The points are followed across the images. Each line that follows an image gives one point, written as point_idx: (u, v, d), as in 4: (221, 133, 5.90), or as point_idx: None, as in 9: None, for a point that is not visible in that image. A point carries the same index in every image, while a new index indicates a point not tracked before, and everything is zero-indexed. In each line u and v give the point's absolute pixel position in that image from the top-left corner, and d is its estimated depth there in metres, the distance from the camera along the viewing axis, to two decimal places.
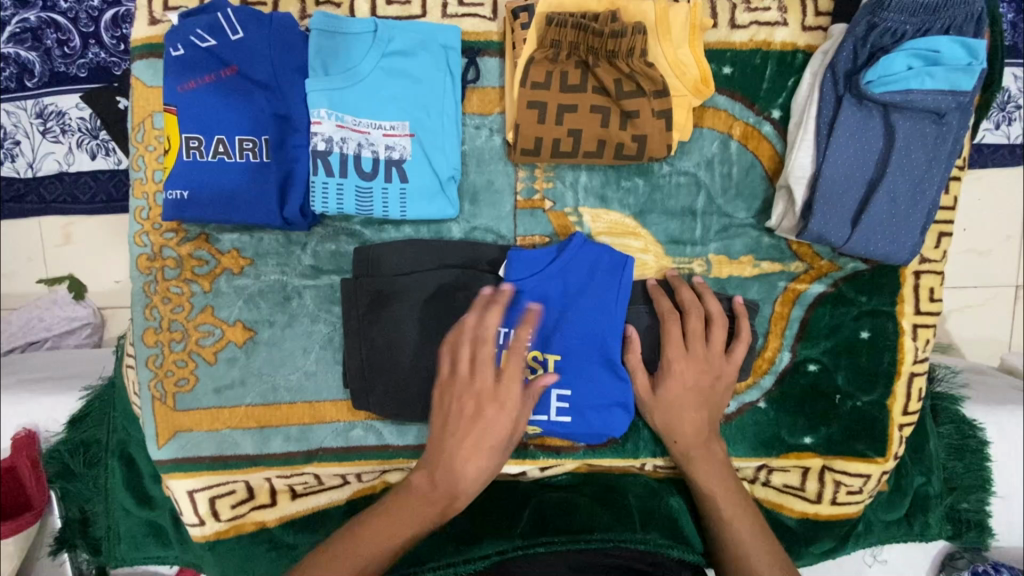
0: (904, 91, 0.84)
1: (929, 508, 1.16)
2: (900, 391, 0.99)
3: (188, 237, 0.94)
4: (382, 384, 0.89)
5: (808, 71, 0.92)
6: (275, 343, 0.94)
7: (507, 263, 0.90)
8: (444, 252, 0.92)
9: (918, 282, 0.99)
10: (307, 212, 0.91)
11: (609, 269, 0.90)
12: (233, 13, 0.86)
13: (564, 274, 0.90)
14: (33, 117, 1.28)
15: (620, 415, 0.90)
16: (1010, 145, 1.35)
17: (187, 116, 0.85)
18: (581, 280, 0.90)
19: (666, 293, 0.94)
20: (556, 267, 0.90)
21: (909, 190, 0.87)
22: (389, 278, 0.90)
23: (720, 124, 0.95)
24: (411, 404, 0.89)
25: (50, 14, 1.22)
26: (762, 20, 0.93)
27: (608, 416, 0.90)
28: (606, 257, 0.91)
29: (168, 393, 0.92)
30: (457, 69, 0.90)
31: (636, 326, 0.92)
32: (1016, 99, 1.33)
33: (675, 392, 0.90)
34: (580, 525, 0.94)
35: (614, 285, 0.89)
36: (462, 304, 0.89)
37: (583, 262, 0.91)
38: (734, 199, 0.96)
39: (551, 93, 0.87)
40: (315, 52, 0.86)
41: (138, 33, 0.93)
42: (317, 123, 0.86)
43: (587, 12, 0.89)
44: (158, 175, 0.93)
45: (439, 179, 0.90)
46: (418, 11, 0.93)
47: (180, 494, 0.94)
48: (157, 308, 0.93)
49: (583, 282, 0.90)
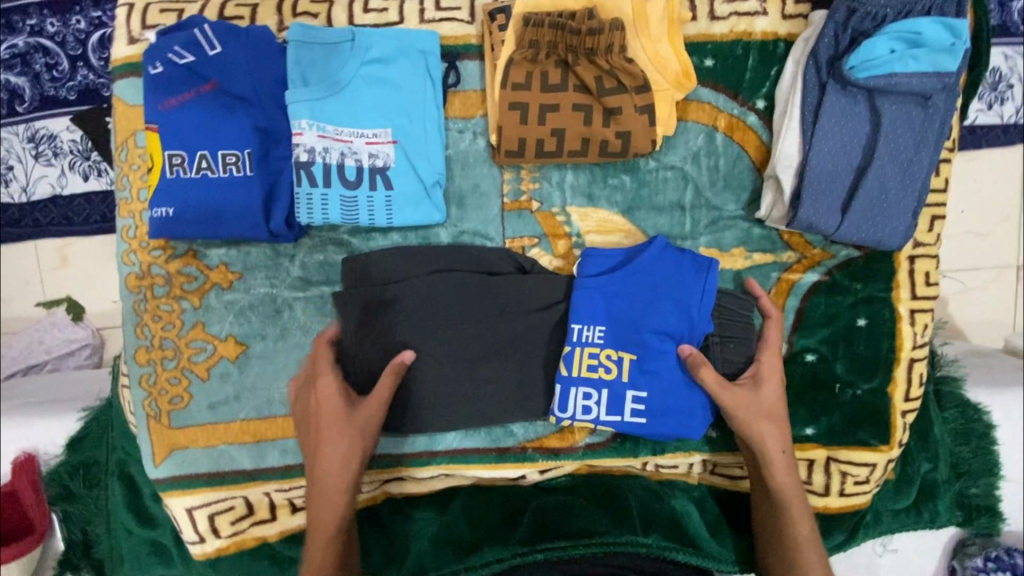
0: (887, 75, 0.84)
1: (937, 494, 1.16)
2: (901, 377, 0.98)
3: (176, 254, 0.93)
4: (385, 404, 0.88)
5: (790, 60, 0.90)
6: (267, 357, 0.93)
7: (582, 260, 0.91)
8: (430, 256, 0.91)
9: (913, 267, 0.97)
10: (293, 223, 0.91)
11: (692, 272, 0.90)
12: (211, 28, 0.85)
13: (645, 282, 0.90)
14: (25, 142, 1.28)
15: (700, 417, 0.91)
16: (1004, 125, 1.35)
17: (169, 134, 0.85)
18: (662, 283, 0.90)
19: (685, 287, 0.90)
20: (634, 269, 0.90)
21: (899, 173, 0.87)
22: (379, 287, 0.89)
23: (704, 117, 0.93)
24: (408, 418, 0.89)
25: (37, 39, 1.23)
26: (741, 10, 0.91)
27: (690, 419, 0.90)
28: (680, 269, 0.90)
29: (162, 411, 0.92)
30: (437, 74, 0.90)
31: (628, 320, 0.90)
32: (1008, 78, 1.33)
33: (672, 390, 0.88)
34: (580, 528, 0.94)
35: (698, 286, 0.89)
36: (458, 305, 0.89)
37: (658, 274, 0.90)
38: (722, 192, 0.95)
39: (532, 94, 0.87)
40: (294, 64, 0.86)
41: (119, 53, 0.93)
42: (298, 134, 0.86)
43: (563, 11, 0.88)
44: (143, 193, 0.93)
45: (424, 185, 0.90)
46: (395, 17, 0.92)
47: (179, 512, 0.93)
48: (147, 326, 0.93)
49: (664, 284, 0.90)
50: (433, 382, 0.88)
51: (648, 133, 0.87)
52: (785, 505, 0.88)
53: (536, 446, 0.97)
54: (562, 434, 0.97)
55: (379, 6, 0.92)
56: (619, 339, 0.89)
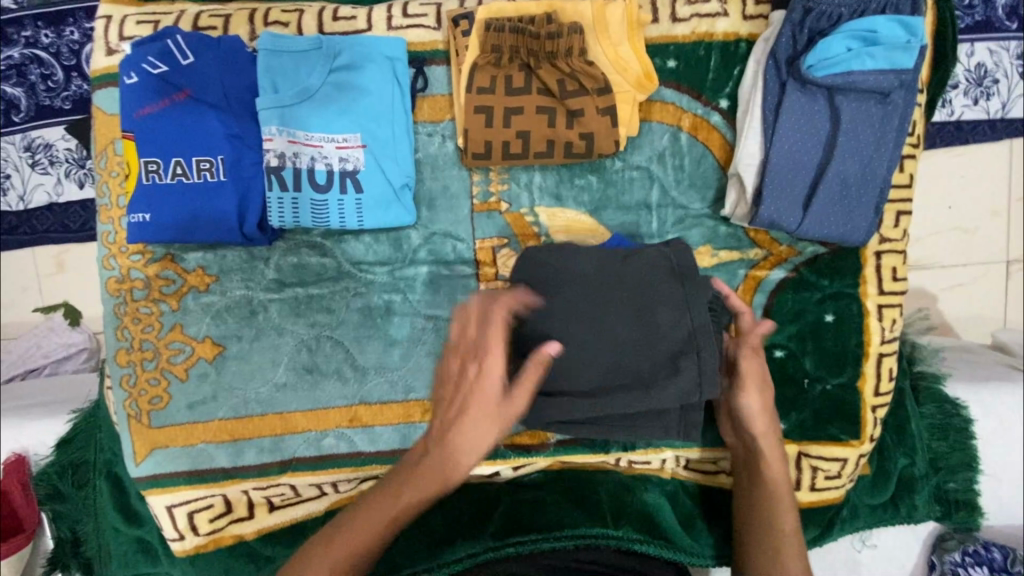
0: (845, 73, 0.85)
1: (914, 488, 1.16)
2: (870, 372, 0.99)
3: (154, 258, 0.96)
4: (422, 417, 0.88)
5: (751, 59, 0.92)
6: (243, 357, 0.96)
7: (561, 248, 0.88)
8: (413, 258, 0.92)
9: (880, 262, 0.98)
10: (266, 227, 0.93)
11: None
12: (183, 39, 0.88)
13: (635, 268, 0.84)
14: (21, 151, 1.32)
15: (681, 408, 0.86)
16: (991, 120, 1.35)
17: (144, 142, 0.88)
18: None
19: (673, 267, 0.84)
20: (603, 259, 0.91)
21: (859, 170, 0.88)
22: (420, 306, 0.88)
23: (669, 117, 0.95)
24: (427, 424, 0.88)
25: (32, 50, 1.26)
26: (702, 12, 0.93)
27: None
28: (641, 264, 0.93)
29: (142, 411, 0.95)
30: (405, 79, 0.92)
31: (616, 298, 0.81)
32: (994, 73, 1.32)
33: None
34: (548, 522, 0.96)
35: None
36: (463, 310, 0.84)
37: None
38: (688, 191, 0.96)
39: (496, 98, 0.89)
40: (264, 71, 0.88)
41: (98, 64, 0.96)
42: (269, 140, 0.88)
43: (525, 15, 0.90)
44: (122, 200, 0.96)
45: (394, 188, 0.92)
46: (364, 25, 0.94)
47: (159, 510, 0.96)
48: (128, 329, 0.95)
49: None
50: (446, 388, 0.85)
51: (612, 133, 0.89)
52: (771, 499, 0.89)
53: (508, 443, 0.98)
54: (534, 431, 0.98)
55: (349, 14, 0.95)
56: None
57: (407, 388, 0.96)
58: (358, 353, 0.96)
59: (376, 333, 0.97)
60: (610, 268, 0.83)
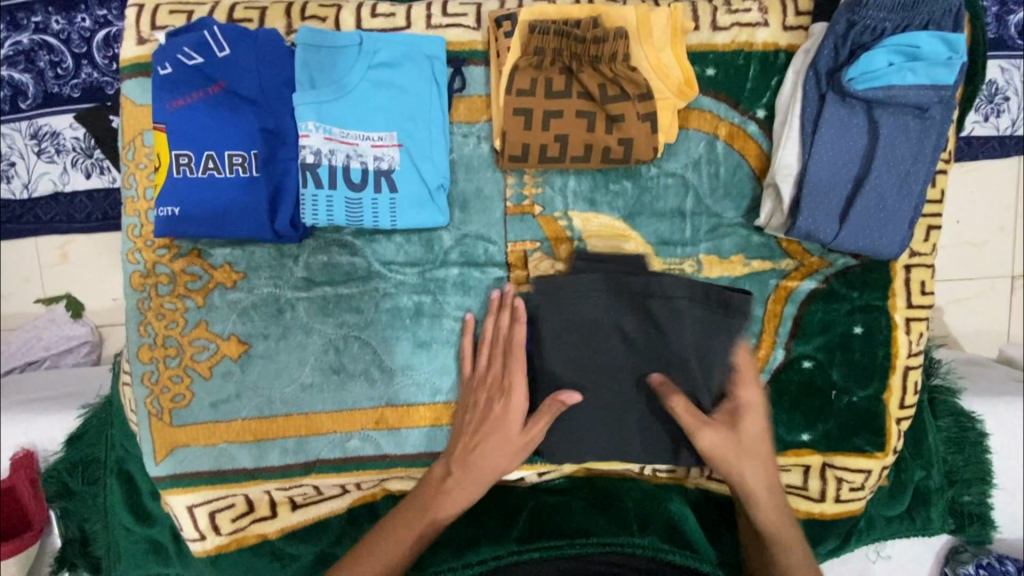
0: (886, 87, 0.85)
1: (930, 501, 1.17)
2: (896, 384, 1.00)
3: (180, 253, 0.94)
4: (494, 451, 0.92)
5: (791, 70, 0.92)
6: (269, 356, 0.94)
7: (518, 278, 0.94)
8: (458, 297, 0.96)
9: (909, 276, 0.99)
10: (298, 224, 0.91)
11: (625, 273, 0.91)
12: (220, 30, 0.86)
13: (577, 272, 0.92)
14: (27, 138, 1.28)
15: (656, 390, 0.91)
16: (999, 137, 1.36)
17: (176, 134, 0.86)
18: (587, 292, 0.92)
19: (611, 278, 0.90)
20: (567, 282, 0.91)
21: (896, 183, 0.88)
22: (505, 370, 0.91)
23: (706, 125, 0.95)
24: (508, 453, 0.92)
25: (41, 36, 1.23)
26: (743, 21, 0.93)
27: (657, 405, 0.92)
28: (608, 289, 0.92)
29: (164, 409, 0.93)
30: (443, 79, 0.91)
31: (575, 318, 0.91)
32: (1005, 91, 1.33)
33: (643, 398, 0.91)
34: (576, 528, 0.96)
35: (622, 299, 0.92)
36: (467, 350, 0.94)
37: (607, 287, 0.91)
38: (722, 200, 0.96)
39: (536, 100, 0.88)
40: (302, 66, 0.87)
41: (127, 53, 0.93)
42: (305, 136, 0.87)
43: (569, 18, 0.90)
44: (149, 193, 0.94)
45: (429, 188, 0.91)
46: (402, 22, 0.93)
47: (180, 509, 0.94)
48: (151, 325, 0.93)
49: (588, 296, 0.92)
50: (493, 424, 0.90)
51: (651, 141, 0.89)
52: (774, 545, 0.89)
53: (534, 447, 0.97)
54: None
55: (387, 11, 0.94)
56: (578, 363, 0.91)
57: (435, 390, 0.95)
58: (386, 354, 0.95)
59: (405, 334, 0.95)
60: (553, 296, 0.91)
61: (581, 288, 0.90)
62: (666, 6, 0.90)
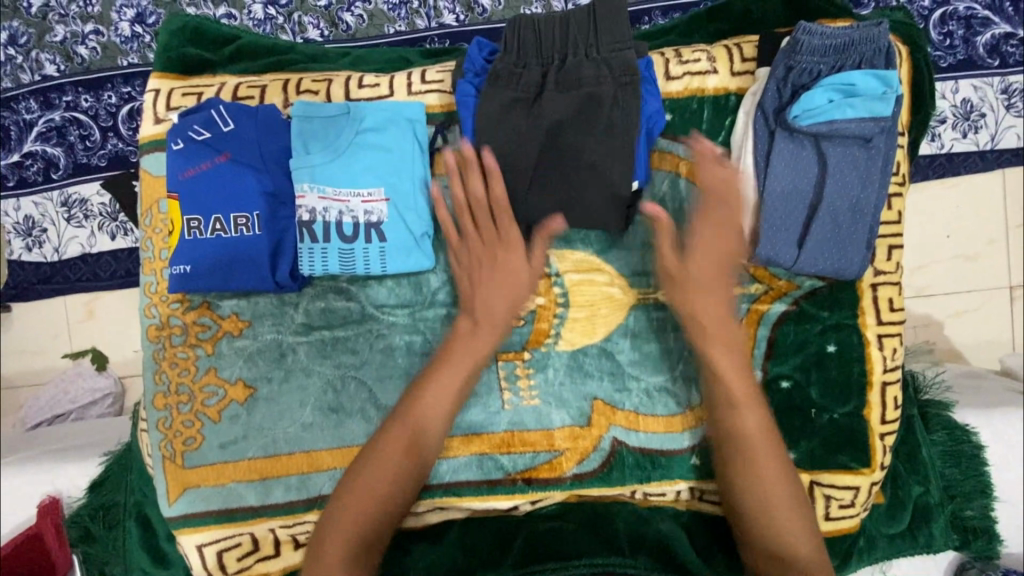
0: (827, 123, 0.92)
1: (931, 517, 1.16)
2: (875, 400, 1.03)
3: (192, 306, 1.03)
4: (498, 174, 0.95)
5: (741, 111, 0.99)
6: (273, 398, 1.01)
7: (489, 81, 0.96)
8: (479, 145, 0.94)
9: (877, 294, 1.03)
10: (296, 275, 1.01)
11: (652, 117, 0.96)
12: (226, 109, 0.98)
13: (591, 98, 0.93)
14: (59, 206, 1.41)
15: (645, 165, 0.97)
16: (980, 152, 1.39)
17: (188, 201, 0.97)
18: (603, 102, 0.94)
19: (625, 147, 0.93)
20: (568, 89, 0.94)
21: (849, 208, 0.94)
22: (515, 134, 0.94)
23: (667, 164, 1.02)
24: (519, 137, 0.94)
25: (73, 113, 1.37)
26: (693, 70, 1.01)
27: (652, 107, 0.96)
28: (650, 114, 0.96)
29: (177, 452, 1.00)
30: (424, 138, 1.00)
31: (577, 89, 0.94)
32: (979, 108, 1.36)
33: (624, 172, 0.93)
34: (570, 551, 1.01)
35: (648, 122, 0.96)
36: (489, 105, 0.94)
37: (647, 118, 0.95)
38: (689, 232, 1.03)
39: (503, 150, 0.94)
40: (297, 135, 0.97)
41: (146, 131, 1.06)
42: (301, 197, 0.96)
43: (525, 73, 0.96)
44: (164, 253, 1.04)
45: (414, 236, 0.99)
46: (386, 90, 1.04)
47: (190, 549, 1.00)
48: (166, 373, 1.02)
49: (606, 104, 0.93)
50: (488, 128, 0.94)
51: (622, 192, 0.94)
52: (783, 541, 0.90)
53: (525, 477, 1.02)
54: (552, 464, 1.01)
55: (373, 81, 1.05)
56: (558, 188, 0.95)
57: None
58: (381, 392, 1.01)
59: (398, 373, 1.02)
60: (567, 90, 0.94)
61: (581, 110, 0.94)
62: (625, 48, 0.94)
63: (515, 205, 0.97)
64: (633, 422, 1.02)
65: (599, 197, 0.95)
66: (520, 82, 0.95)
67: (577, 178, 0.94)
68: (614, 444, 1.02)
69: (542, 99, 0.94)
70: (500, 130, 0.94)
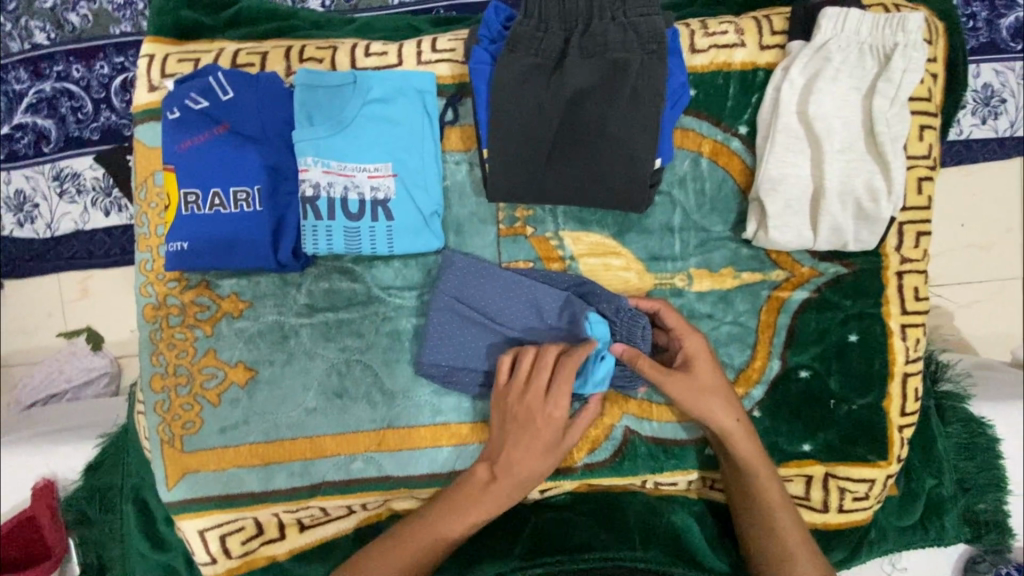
0: None
1: (944, 510, 1.14)
2: (896, 392, 0.99)
3: (190, 285, 0.99)
4: (515, 143, 0.90)
5: (769, 87, 0.94)
6: (275, 381, 0.97)
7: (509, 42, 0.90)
8: (497, 109, 0.89)
9: (902, 282, 0.99)
10: (299, 254, 0.96)
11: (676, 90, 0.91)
12: (224, 76, 0.92)
13: (614, 66, 0.88)
14: (50, 180, 1.35)
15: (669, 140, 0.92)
16: (999, 139, 1.34)
17: (185, 174, 0.92)
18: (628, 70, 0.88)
19: (649, 121, 0.88)
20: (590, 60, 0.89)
21: None
22: (533, 101, 0.89)
23: (689, 143, 0.98)
24: (536, 106, 0.89)
25: (64, 84, 1.31)
26: (720, 43, 0.96)
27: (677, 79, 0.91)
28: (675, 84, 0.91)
29: (175, 436, 0.97)
30: (435, 111, 0.95)
31: (599, 60, 0.88)
32: (1000, 93, 1.32)
33: (645, 147, 0.89)
34: (579, 542, 0.98)
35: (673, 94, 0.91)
36: (507, 66, 0.89)
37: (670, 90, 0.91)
38: (709, 215, 0.99)
39: (518, 121, 0.89)
40: (300, 105, 0.92)
41: (140, 100, 1.00)
42: (305, 171, 0.91)
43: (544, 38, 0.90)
44: (160, 229, 0.99)
45: (423, 215, 0.95)
46: (395, 60, 0.99)
47: (191, 534, 0.98)
48: (163, 354, 0.98)
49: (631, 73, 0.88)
50: (505, 92, 0.89)
51: (643, 171, 0.89)
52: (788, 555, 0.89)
53: None
54: (563, 453, 0.99)
55: (380, 50, 0.99)
56: (576, 165, 0.91)
57: (435, 411, 0.97)
58: (387, 376, 0.98)
59: (405, 357, 0.98)
60: (588, 58, 0.89)
61: (603, 80, 0.88)
62: (649, 15, 0.89)
63: (533, 176, 0.91)
64: (646, 411, 0.99)
65: (619, 172, 0.90)
66: (539, 45, 0.90)
67: (597, 150, 0.90)
68: (626, 433, 0.99)
69: (562, 66, 0.89)
70: (518, 95, 0.89)
